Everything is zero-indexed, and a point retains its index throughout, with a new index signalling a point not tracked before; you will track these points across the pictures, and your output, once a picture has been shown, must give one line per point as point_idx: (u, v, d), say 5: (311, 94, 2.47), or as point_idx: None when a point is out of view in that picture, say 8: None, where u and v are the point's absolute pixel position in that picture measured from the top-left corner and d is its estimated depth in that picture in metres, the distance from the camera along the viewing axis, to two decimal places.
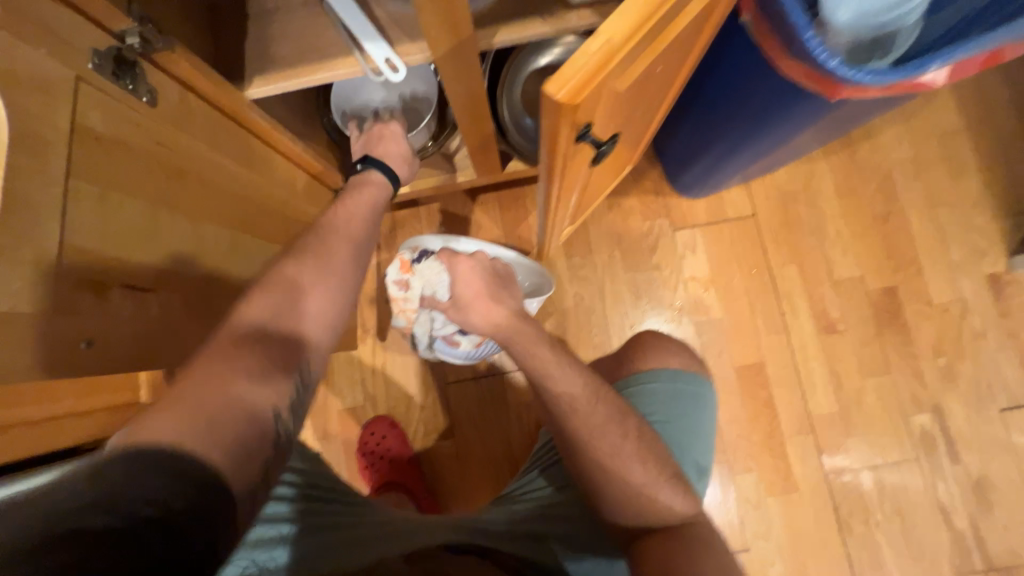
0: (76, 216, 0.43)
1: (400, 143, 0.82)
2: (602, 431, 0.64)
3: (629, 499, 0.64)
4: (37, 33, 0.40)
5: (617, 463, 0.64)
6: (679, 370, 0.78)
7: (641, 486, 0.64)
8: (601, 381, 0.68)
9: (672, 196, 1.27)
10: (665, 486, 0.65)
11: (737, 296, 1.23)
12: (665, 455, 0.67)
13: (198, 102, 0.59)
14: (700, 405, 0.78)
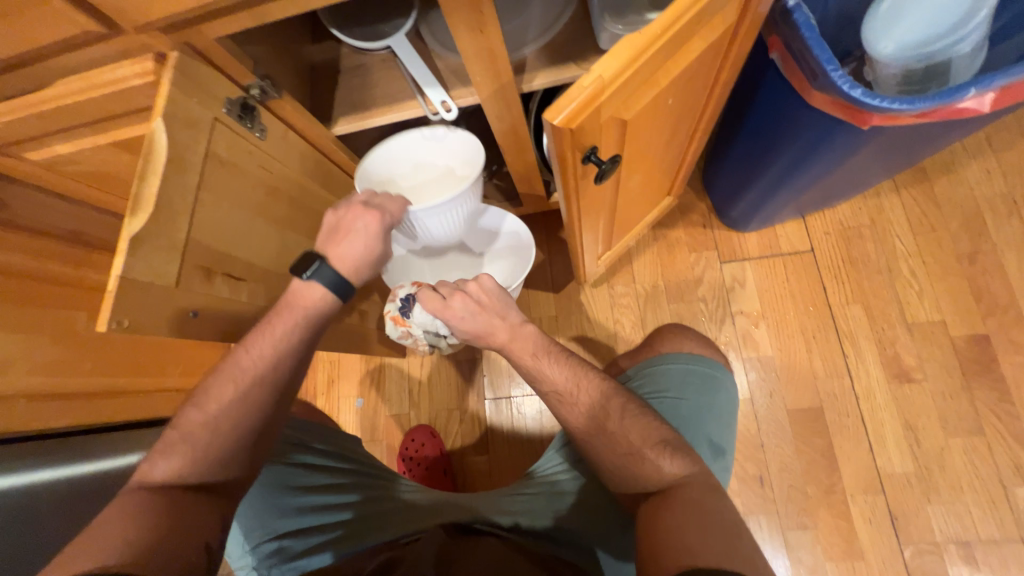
0: (199, 216, 0.57)
1: (370, 241, 0.66)
2: (586, 417, 0.67)
3: (633, 482, 0.65)
4: (193, 87, 0.55)
5: (610, 444, 0.66)
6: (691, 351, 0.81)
7: (628, 455, 0.65)
8: (585, 366, 0.71)
9: (721, 229, 1.26)
10: (652, 448, 0.64)
11: (791, 334, 1.17)
12: (654, 427, 0.66)
13: (295, 136, 0.74)
14: (714, 382, 0.79)
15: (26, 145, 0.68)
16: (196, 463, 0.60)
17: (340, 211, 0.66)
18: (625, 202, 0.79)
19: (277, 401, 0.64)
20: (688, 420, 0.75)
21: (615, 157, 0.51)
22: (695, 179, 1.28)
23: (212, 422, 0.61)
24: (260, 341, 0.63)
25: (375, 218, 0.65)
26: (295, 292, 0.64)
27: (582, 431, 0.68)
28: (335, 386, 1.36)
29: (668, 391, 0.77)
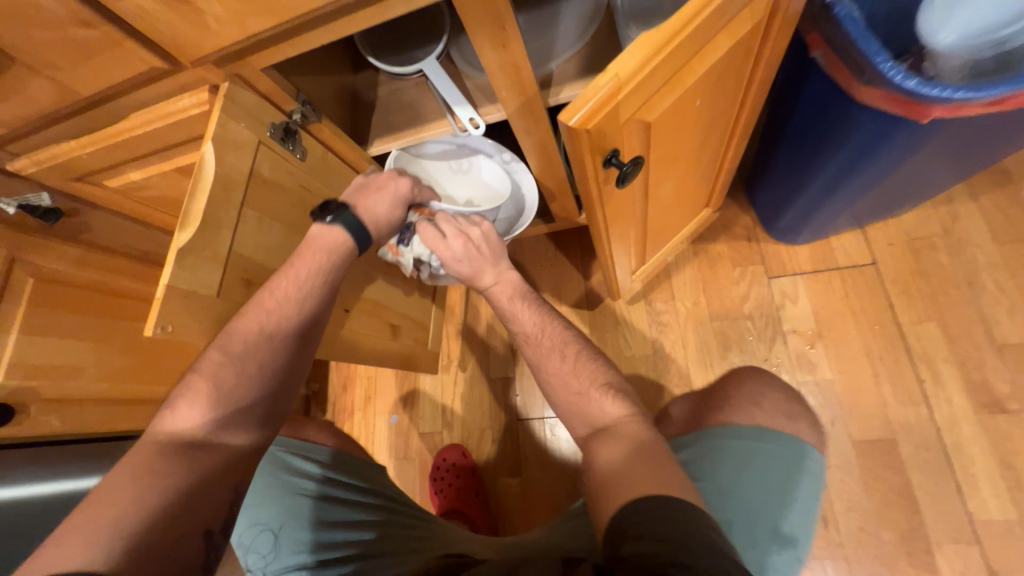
0: (241, 231, 0.61)
1: (396, 203, 0.75)
2: (546, 355, 0.74)
3: (578, 417, 0.70)
4: (240, 114, 0.61)
5: (564, 382, 0.72)
6: (790, 432, 0.71)
7: (579, 395, 0.70)
8: (552, 312, 0.78)
9: (768, 243, 1.18)
10: (598, 392, 0.70)
11: (854, 356, 1.06)
12: (603, 371, 0.72)
13: (334, 157, 0.78)
14: (808, 475, 0.69)
15: (107, 173, 0.77)
16: (216, 409, 0.61)
17: (377, 174, 0.76)
18: (658, 212, 0.77)
19: (301, 336, 0.68)
20: (760, 500, 0.67)
21: (638, 159, 0.49)
22: (738, 191, 1.22)
23: (232, 369, 0.62)
24: (284, 282, 0.66)
25: (404, 184, 0.76)
26: (316, 236, 0.69)
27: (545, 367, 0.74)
28: (371, 402, 1.38)
29: (749, 464, 0.69)
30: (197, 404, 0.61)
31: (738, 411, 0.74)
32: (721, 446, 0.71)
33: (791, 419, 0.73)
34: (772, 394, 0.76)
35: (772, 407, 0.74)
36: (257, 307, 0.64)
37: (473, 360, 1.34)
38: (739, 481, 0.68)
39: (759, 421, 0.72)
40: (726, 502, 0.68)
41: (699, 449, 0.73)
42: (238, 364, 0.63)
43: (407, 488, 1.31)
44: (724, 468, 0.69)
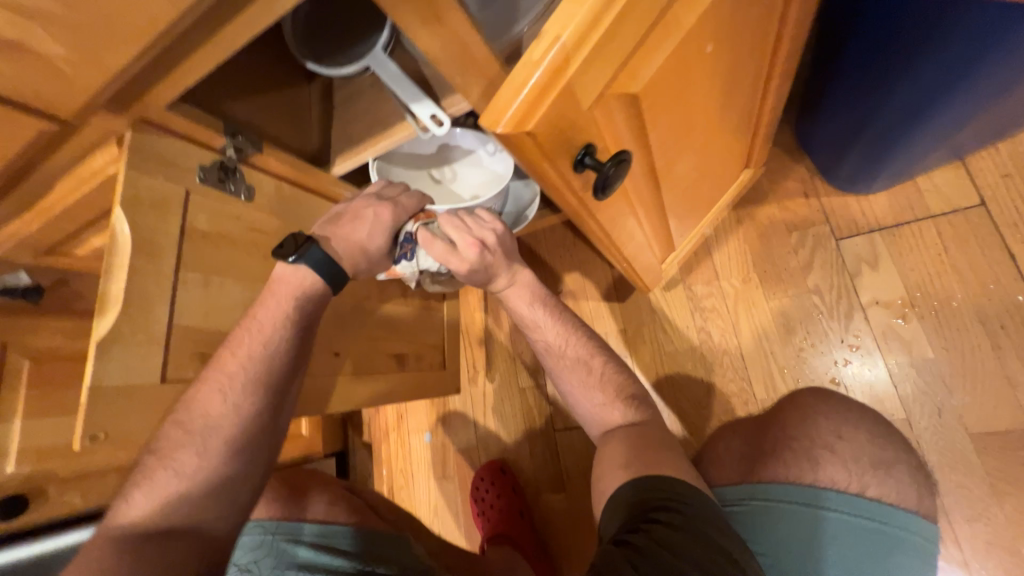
0: (182, 299, 0.53)
1: (377, 230, 0.64)
2: (569, 365, 0.68)
3: (595, 421, 0.68)
4: (155, 164, 0.52)
5: (584, 390, 0.68)
6: (878, 499, 0.59)
7: (598, 406, 0.67)
8: (572, 316, 0.71)
9: (832, 196, 0.96)
10: (622, 402, 0.67)
11: (963, 325, 0.84)
12: (627, 382, 0.69)
13: (291, 187, 0.69)
14: (901, 549, 0.57)
15: (70, 243, 0.72)
16: (191, 481, 0.52)
17: (353, 201, 0.65)
18: (680, 196, 0.60)
19: (276, 401, 0.58)
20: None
21: (624, 154, 0.34)
22: (786, 137, 1.00)
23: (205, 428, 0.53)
24: (247, 340, 0.57)
25: (386, 207, 0.64)
26: (280, 279, 0.60)
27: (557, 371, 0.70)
28: (403, 422, 1.33)
29: (816, 533, 0.57)
30: (168, 478, 0.52)
31: (807, 465, 0.61)
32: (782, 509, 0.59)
33: (884, 476, 0.61)
34: (860, 439, 0.64)
35: (855, 457, 0.62)
36: (227, 356, 0.55)
37: (500, 369, 1.24)
38: (806, 553, 0.57)
39: (835, 482, 0.60)
40: (798, 572, 0.56)
41: (757, 507, 0.60)
42: (201, 444, 0.53)
43: (449, 509, 1.25)
44: (787, 534, 0.58)
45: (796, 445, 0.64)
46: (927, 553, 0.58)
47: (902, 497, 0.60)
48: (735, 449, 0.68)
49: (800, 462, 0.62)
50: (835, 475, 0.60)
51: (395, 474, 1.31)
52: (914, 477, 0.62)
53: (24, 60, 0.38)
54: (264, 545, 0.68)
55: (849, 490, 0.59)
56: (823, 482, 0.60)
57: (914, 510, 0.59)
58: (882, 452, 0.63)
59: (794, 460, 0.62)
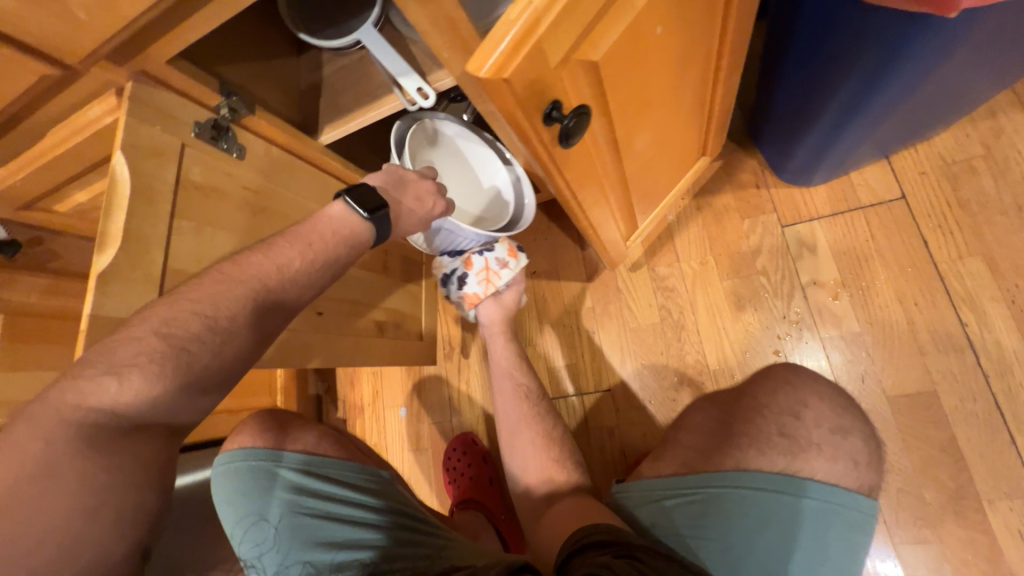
0: (175, 244, 0.56)
1: (424, 217, 0.70)
2: (528, 416, 0.89)
3: (536, 464, 0.84)
4: (154, 115, 0.55)
5: (535, 459, 0.85)
6: (828, 482, 0.66)
7: (543, 440, 0.86)
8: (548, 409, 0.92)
9: (780, 188, 1.06)
10: (565, 463, 0.84)
11: (885, 303, 0.95)
12: (571, 450, 0.87)
13: (281, 151, 0.72)
14: (833, 522, 0.65)
15: (51, 198, 0.73)
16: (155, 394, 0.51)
17: (420, 179, 0.71)
18: (641, 172, 0.68)
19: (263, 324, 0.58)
20: (774, 549, 0.64)
21: (584, 110, 0.41)
22: (741, 134, 1.10)
23: (194, 337, 0.53)
24: (287, 252, 0.60)
25: (441, 204, 0.72)
26: (330, 218, 0.63)
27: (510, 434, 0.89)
28: (379, 397, 1.36)
29: (765, 514, 0.65)
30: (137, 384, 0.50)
31: (777, 444, 0.69)
32: (760, 483, 0.66)
33: (840, 440, 0.69)
34: (823, 412, 0.72)
35: (816, 424, 0.70)
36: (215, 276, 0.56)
37: (475, 346, 1.30)
38: (755, 530, 0.64)
39: (793, 469, 0.67)
40: (754, 534, 0.64)
41: (715, 492, 0.67)
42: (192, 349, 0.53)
43: (422, 480, 1.29)
44: (737, 514, 0.65)
45: (768, 413, 0.72)
46: (861, 528, 0.65)
47: (839, 477, 0.67)
48: (712, 419, 0.75)
49: (776, 446, 0.68)
50: (800, 456, 0.68)
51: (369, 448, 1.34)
52: (868, 446, 0.70)
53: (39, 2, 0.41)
54: (250, 473, 0.71)
55: (816, 474, 0.67)
56: (783, 469, 0.67)
57: (850, 488, 0.66)
58: (839, 421, 0.71)
59: (769, 445, 0.69)
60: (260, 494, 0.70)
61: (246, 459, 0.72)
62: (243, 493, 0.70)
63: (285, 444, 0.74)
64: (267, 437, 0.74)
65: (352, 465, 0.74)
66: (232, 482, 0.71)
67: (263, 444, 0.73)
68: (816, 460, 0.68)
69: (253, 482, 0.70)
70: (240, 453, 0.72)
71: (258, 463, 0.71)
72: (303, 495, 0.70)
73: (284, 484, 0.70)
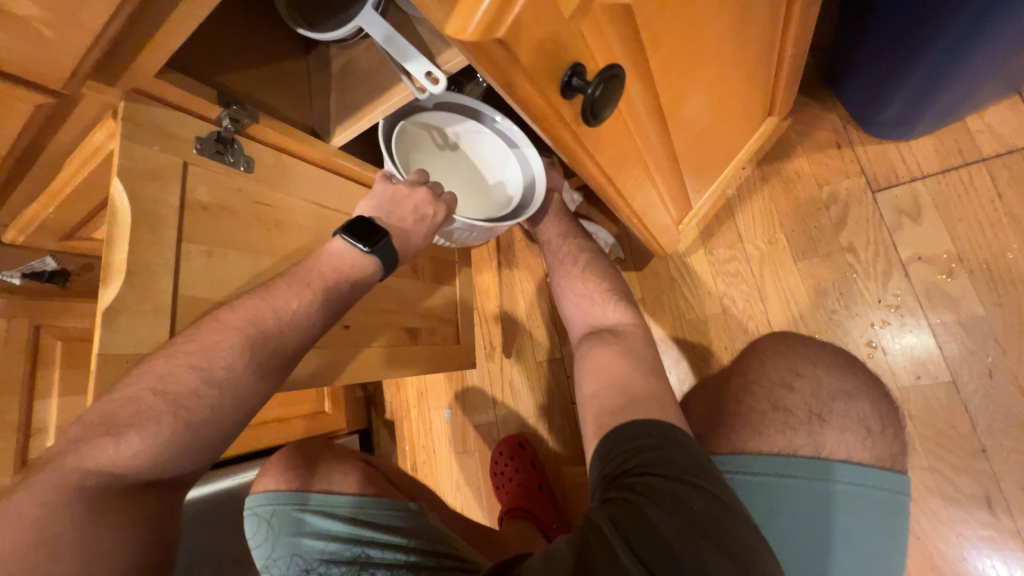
0: (186, 271, 0.53)
1: (426, 227, 0.65)
2: (556, 261, 0.77)
3: (580, 304, 0.73)
4: (153, 135, 0.52)
5: (568, 284, 0.74)
6: (850, 460, 0.53)
7: (579, 270, 0.74)
8: (577, 250, 0.77)
9: (868, 145, 0.88)
10: (610, 298, 0.72)
11: (1019, 278, 0.76)
12: (621, 285, 0.74)
13: (292, 159, 0.68)
14: (866, 508, 0.52)
15: (87, 227, 0.74)
16: (178, 429, 0.48)
17: (413, 192, 0.64)
18: (694, 143, 0.56)
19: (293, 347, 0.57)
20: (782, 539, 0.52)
21: (615, 71, 0.31)
22: (815, 84, 0.93)
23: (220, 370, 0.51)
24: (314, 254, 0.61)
25: (443, 211, 0.66)
26: (336, 253, 0.61)
27: (569, 276, 0.75)
28: (423, 400, 1.34)
29: (769, 500, 0.53)
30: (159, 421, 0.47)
31: (770, 420, 0.57)
32: (802, 467, 0.53)
33: (846, 406, 0.57)
34: (821, 375, 0.60)
35: (813, 392, 0.58)
36: None
37: (517, 345, 1.23)
38: (768, 515, 0.52)
39: (791, 445, 0.54)
40: (803, 526, 0.51)
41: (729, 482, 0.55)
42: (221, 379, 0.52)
43: (472, 484, 1.26)
44: (751, 502, 0.53)
45: (756, 389, 0.60)
46: (893, 509, 0.52)
47: (852, 450, 0.54)
48: (700, 404, 0.64)
49: (770, 424, 0.56)
50: (801, 431, 0.55)
51: (417, 451, 1.33)
52: (881, 409, 0.58)
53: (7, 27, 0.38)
54: (278, 516, 0.71)
55: (863, 458, 0.54)
56: (781, 448, 0.54)
57: (865, 463, 0.53)
58: (837, 384, 0.59)
59: (761, 422, 0.57)
60: (283, 537, 0.69)
61: (274, 504, 0.72)
62: (269, 530, 0.71)
63: (311, 484, 0.74)
64: (294, 475, 0.74)
65: (382, 500, 0.72)
66: (259, 524, 0.72)
67: (288, 485, 0.74)
68: (869, 445, 0.55)
69: (281, 523, 0.70)
70: (268, 497, 0.73)
71: (285, 508, 0.71)
72: (326, 535, 0.69)
73: (307, 527, 0.70)
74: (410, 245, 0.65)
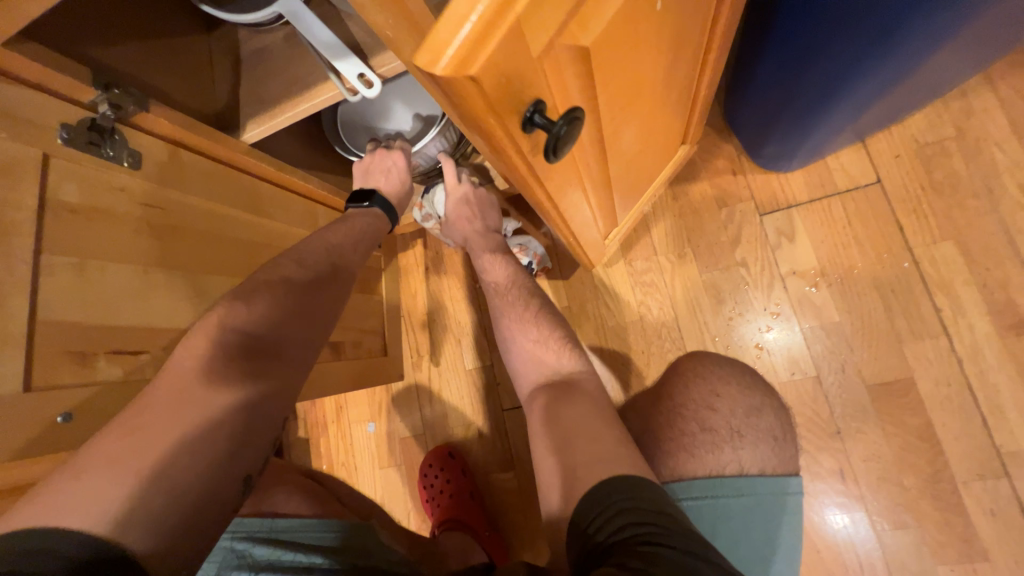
0: (47, 289, 0.43)
1: (402, 175, 0.77)
2: (507, 305, 0.74)
3: (526, 355, 0.70)
4: (0, 119, 0.41)
5: (518, 329, 0.71)
6: (778, 473, 0.62)
7: (521, 317, 0.72)
8: (527, 292, 0.76)
9: (756, 174, 1.02)
10: (555, 343, 0.70)
11: (862, 291, 0.94)
12: (564, 327, 0.72)
13: (191, 155, 0.59)
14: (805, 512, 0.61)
15: None
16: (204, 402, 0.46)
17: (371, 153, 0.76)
18: (625, 166, 0.60)
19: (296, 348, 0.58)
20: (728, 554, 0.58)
21: (577, 115, 0.32)
22: (716, 117, 1.05)
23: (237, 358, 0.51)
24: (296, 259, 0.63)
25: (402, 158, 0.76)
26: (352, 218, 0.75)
27: (518, 318, 0.72)
28: (343, 413, 1.26)
29: (710, 520, 0.58)
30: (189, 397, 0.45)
31: (700, 442, 0.63)
32: (765, 481, 0.60)
33: (757, 420, 0.66)
34: (736, 394, 0.68)
35: (732, 411, 0.66)
36: None
37: (446, 353, 1.21)
38: (734, 530, 0.58)
39: (720, 465, 0.62)
40: (762, 535, 0.58)
41: (709, 502, 0.59)
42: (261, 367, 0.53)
43: (397, 498, 1.21)
44: (724, 520, 0.58)
45: (686, 412, 0.66)
46: None
47: (768, 462, 0.62)
48: (635, 428, 0.69)
49: (700, 444, 0.63)
50: (724, 448, 0.63)
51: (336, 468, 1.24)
52: (781, 419, 0.67)
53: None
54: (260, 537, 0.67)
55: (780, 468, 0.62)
56: (712, 469, 0.61)
57: (776, 472, 0.62)
58: (750, 401, 0.67)
59: (693, 444, 0.63)
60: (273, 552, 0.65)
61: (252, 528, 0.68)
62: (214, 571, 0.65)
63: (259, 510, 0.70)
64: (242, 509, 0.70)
65: (331, 522, 0.68)
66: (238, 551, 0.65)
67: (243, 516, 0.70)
68: (778, 454, 0.63)
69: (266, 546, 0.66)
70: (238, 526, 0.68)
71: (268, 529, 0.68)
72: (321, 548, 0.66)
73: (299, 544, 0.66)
74: (403, 196, 0.79)
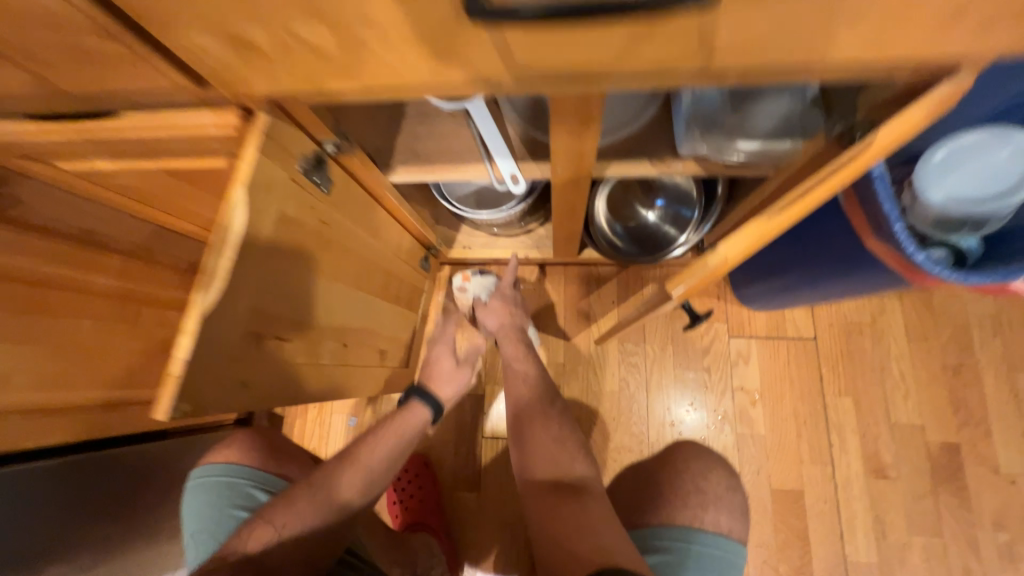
0: (262, 283, 0.54)
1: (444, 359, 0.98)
2: (532, 396, 0.95)
3: (540, 442, 0.88)
4: (278, 149, 0.53)
5: (536, 418, 0.91)
6: (737, 537, 0.83)
7: (546, 410, 0.93)
8: (550, 391, 0.96)
9: (733, 303, 1.30)
10: (570, 440, 0.89)
11: (784, 416, 1.23)
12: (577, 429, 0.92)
13: (355, 184, 0.72)
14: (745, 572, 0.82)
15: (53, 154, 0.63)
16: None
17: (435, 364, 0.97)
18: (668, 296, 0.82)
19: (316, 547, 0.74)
20: None
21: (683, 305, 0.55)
22: None
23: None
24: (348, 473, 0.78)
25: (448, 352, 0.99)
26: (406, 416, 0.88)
27: (538, 410, 0.93)
28: (328, 401, 1.33)
29: (692, 561, 0.78)
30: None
31: (693, 500, 0.84)
32: (727, 541, 0.81)
33: (732, 494, 0.87)
34: (722, 475, 0.89)
35: (719, 484, 0.87)
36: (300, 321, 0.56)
37: None
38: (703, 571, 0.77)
39: (702, 521, 0.82)
40: None
41: (687, 546, 0.79)
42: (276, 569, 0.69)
43: None
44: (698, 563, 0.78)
45: (684, 475, 0.88)
46: None
47: (733, 526, 0.83)
48: (632, 482, 0.93)
49: (693, 501, 0.84)
50: (709, 506, 0.84)
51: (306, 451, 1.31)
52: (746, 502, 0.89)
53: (225, 41, 0.39)
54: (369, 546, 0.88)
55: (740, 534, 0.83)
56: (695, 522, 0.81)
57: (737, 538, 0.82)
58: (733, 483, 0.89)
59: (687, 500, 0.84)
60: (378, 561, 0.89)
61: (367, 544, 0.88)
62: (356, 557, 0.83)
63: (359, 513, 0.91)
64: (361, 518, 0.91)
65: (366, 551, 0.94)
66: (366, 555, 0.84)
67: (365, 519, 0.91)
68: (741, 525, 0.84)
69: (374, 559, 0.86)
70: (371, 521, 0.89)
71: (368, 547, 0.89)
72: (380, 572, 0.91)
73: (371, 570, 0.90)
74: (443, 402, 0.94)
